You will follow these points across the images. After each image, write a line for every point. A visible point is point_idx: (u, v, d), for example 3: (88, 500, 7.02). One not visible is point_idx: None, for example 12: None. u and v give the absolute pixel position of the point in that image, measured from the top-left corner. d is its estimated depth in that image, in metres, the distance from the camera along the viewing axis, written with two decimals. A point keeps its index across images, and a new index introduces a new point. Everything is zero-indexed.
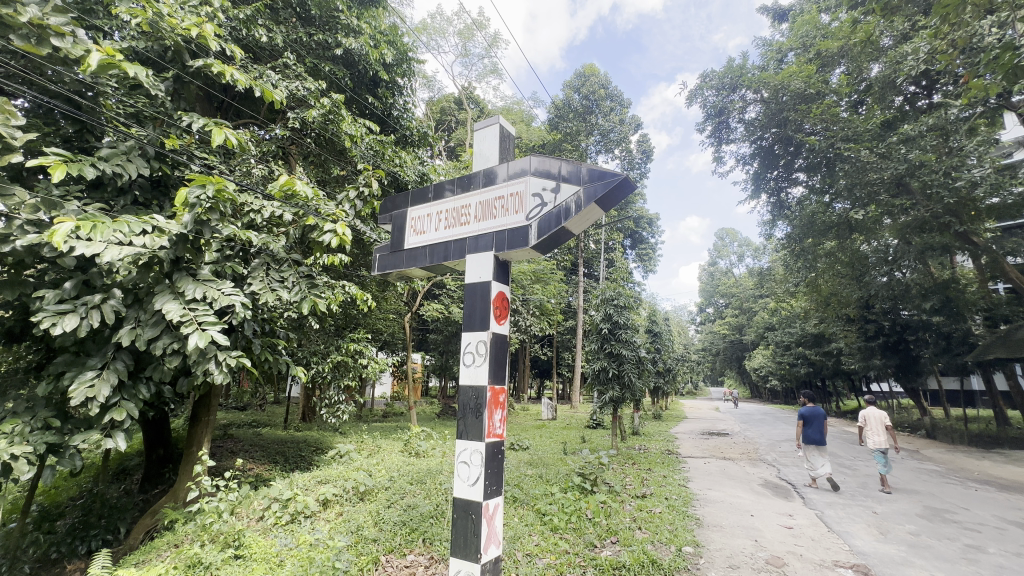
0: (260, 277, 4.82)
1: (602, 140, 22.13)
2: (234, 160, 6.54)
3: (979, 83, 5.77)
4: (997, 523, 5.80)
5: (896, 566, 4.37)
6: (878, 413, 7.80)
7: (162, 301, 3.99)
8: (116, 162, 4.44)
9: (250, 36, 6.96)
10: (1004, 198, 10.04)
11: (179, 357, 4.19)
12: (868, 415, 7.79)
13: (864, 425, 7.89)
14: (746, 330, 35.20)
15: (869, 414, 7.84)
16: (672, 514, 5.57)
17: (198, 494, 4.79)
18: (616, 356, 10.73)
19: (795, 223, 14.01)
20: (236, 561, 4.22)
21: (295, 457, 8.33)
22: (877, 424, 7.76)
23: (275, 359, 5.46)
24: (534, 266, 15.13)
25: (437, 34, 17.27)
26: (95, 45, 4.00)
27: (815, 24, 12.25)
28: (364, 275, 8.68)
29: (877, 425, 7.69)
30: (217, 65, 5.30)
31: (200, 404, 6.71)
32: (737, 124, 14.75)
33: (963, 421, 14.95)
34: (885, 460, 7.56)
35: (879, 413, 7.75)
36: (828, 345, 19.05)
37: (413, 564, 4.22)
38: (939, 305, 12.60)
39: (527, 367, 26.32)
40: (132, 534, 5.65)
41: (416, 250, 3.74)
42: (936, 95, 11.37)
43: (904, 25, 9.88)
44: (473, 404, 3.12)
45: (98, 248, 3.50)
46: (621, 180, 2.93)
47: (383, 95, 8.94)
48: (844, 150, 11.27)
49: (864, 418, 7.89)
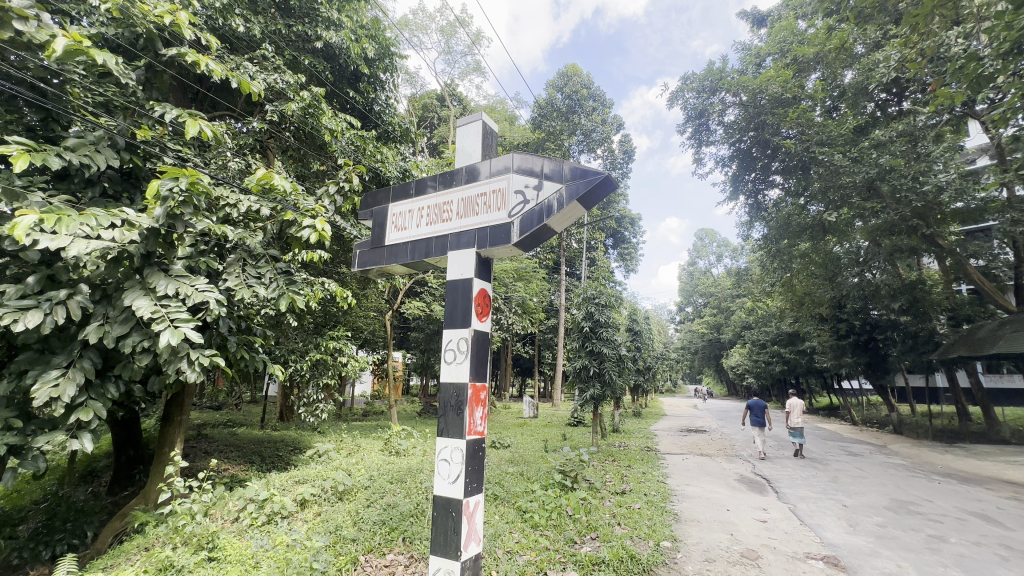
0: (236, 273, 4.69)
1: (584, 140, 22.26)
2: (210, 152, 6.36)
3: (944, 91, 5.96)
4: (957, 514, 6.05)
5: (865, 556, 4.52)
6: (797, 402, 10.39)
7: (132, 298, 3.83)
8: (83, 153, 4.31)
9: (226, 25, 6.80)
10: (967, 203, 10.56)
11: (149, 355, 4.05)
12: (796, 398, 9.98)
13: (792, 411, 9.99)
14: (723, 329, 36.11)
15: (795, 402, 9.96)
16: (650, 509, 5.66)
17: (169, 495, 4.60)
18: (597, 355, 10.84)
19: (771, 225, 14.32)
20: (209, 563, 4.09)
21: (271, 457, 8.17)
22: (799, 410, 10.06)
23: (252, 358, 5.30)
24: (516, 265, 15.03)
25: (419, 30, 17.10)
26: (61, 30, 3.86)
27: (792, 30, 12.50)
28: (344, 273, 8.63)
29: (802, 406, 10.13)
30: (191, 55, 5.12)
31: (172, 404, 6.56)
32: (717, 127, 14.95)
33: (928, 417, 15.54)
34: (798, 436, 10.05)
35: (801, 401, 10.04)
36: (801, 344, 19.59)
37: (392, 563, 4.18)
38: (906, 305, 13.12)
39: (508, 366, 26.35)
40: (100, 539, 5.47)
41: (398, 245, 3.69)
42: (905, 102, 11.77)
43: (876, 33, 10.17)
44: (453, 402, 3.11)
45: (63, 242, 3.37)
46: (603, 179, 2.94)
47: (364, 90, 8.84)
48: (819, 153, 11.46)
49: (793, 407, 9.96)
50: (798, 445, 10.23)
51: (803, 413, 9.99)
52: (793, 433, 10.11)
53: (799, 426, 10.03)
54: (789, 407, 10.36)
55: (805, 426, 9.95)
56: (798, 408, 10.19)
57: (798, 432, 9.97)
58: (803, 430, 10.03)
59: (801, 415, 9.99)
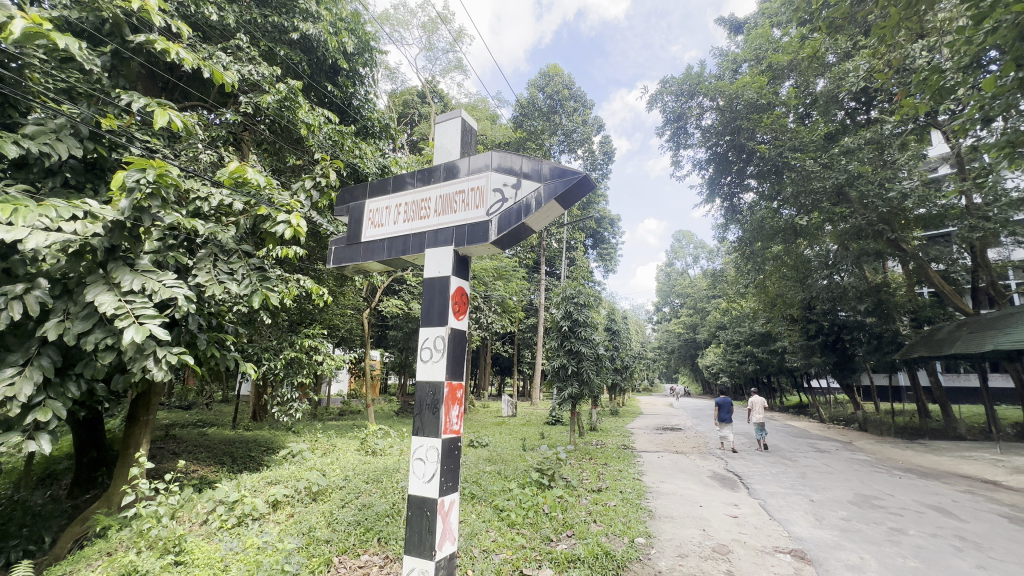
0: (207, 268, 4.54)
1: (565, 140, 22.38)
2: (180, 143, 6.17)
3: (909, 101, 6.18)
4: (916, 507, 6.31)
5: (830, 549, 4.67)
6: (760, 399, 10.76)
7: (94, 293, 3.67)
8: (43, 141, 4.13)
9: (199, 13, 6.59)
10: (929, 209, 11.02)
11: (113, 353, 3.89)
12: (758, 396, 10.33)
13: (754, 407, 10.39)
14: (699, 329, 36.87)
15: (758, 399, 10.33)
16: (625, 506, 5.73)
17: (134, 498, 4.43)
18: (575, 354, 10.94)
19: (746, 227, 14.63)
20: (175, 567, 3.94)
21: (243, 457, 7.99)
22: (761, 407, 10.45)
23: (223, 356, 5.16)
24: (496, 263, 15.02)
25: (400, 25, 16.89)
26: (20, 12, 3.66)
27: (767, 38, 12.82)
28: (320, 269, 8.50)
29: (764, 402, 10.52)
30: (160, 42, 4.91)
31: (138, 403, 6.34)
32: (694, 130, 15.21)
33: (891, 414, 16.18)
34: (761, 431, 10.45)
35: (763, 398, 10.44)
36: (773, 343, 20.14)
37: (366, 564, 4.13)
38: (871, 306, 13.63)
39: (487, 365, 26.29)
40: (59, 544, 5.24)
41: (374, 242, 3.64)
42: (873, 110, 12.21)
43: (847, 44, 10.51)
44: (429, 400, 3.08)
45: (20, 233, 3.21)
46: (581, 179, 2.96)
47: (343, 84, 8.72)
48: (791, 158, 11.78)
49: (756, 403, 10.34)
50: (762, 439, 10.62)
51: (765, 409, 10.37)
52: (757, 428, 10.50)
53: (761, 422, 10.43)
54: (752, 404, 10.72)
55: (765, 421, 10.38)
56: (761, 404, 10.58)
57: (761, 428, 10.37)
58: (766, 425, 10.41)
59: (763, 411, 10.38)
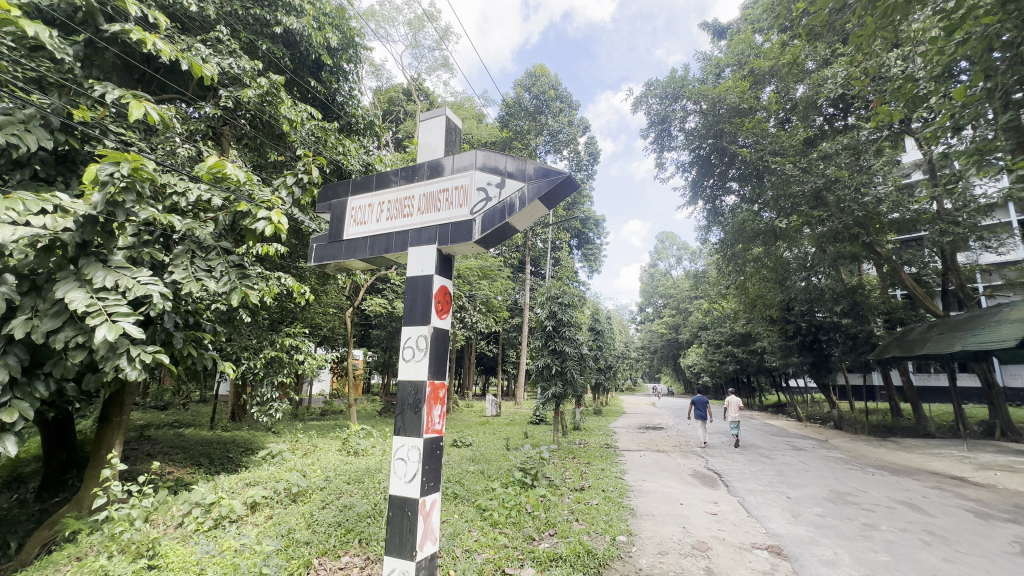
0: (184, 265, 4.40)
1: (551, 140, 22.44)
2: (156, 137, 6.03)
3: (885, 108, 6.34)
4: (888, 503, 6.50)
5: (806, 545, 4.78)
6: (736, 398, 10.92)
7: (64, 290, 3.55)
8: (12, 132, 3.96)
9: (177, 4, 6.43)
10: (902, 214, 11.35)
11: (84, 351, 3.77)
12: (734, 394, 10.48)
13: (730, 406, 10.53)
14: (681, 329, 37.37)
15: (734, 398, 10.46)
16: (607, 505, 5.78)
17: (105, 501, 4.30)
18: (559, 353, 11.00)
19: (727, 229, 14.82)
20: (149, 571, 3.83)
21: (221, 458, 7.84)
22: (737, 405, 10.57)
23: (200, 355, 5.03)
24: (481, 263, 15.00)
25: (385, 22, 16.73)
26: None
27: (749, 43, 13.07)
28: (302, 267, 8.39)
29: (739, 401, 10.68)
30: (136, 32, 4.70)
31: (111, 403, 6.18)
32: (678, 133, 15.39)
33: (864, 413, 16.63)
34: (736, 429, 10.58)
35: (739, 397, 10.58)
36: (753, 344, 20.54)
37: (347, 565, 4.09)
38: (847, 308, 14.00)
39: (472, 365, 26.21)
40: (25, 549, 5.07)
41: (356, 240, 3.61)
42: (850, 117, 12.54)
43: (825, 51, 10.75)
44: (410, 400, 3.06)
45: None
46: (565, 179, 2.96)
47: (326, 80, 8.62)
48: (771, 162, 12.01)
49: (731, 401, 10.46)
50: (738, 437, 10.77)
51: (740, 407, 10.50)
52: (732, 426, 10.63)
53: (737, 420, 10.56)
54: (729, 403, 10.87)
55: (740, 419, 10.53)
56: (736, 403, 10.73)
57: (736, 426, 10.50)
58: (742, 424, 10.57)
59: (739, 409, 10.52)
